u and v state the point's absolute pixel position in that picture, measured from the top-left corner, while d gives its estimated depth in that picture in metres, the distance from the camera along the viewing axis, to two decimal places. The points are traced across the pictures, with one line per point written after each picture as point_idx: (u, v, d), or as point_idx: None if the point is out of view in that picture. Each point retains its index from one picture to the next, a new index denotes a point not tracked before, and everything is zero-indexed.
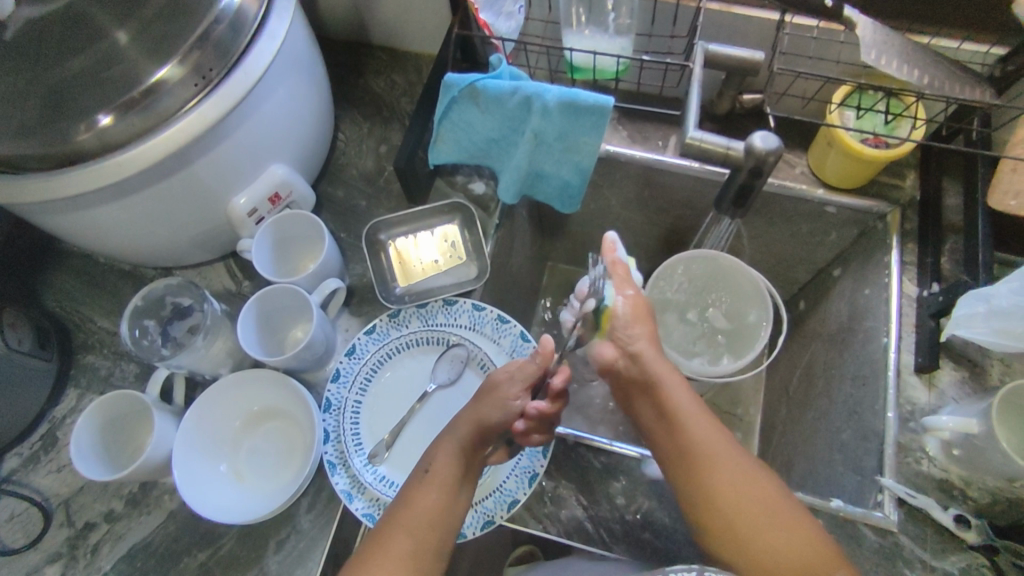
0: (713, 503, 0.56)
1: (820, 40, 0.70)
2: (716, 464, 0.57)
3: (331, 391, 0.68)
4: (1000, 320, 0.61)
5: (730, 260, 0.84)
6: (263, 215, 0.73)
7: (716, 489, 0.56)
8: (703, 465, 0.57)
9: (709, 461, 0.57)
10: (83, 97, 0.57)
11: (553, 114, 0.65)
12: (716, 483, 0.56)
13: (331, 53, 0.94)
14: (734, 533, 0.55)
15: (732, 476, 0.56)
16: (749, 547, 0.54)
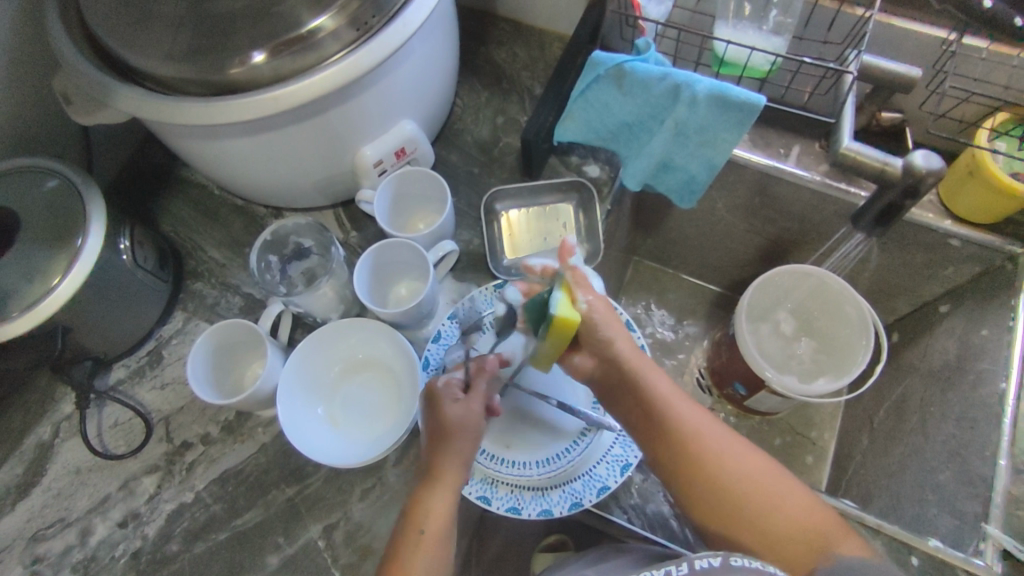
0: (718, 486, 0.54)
1: (987, 63, 0.66)
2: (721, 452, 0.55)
3: (430, 350, 0.68)
4: None
5: (824, 275, 0.80)
6: (386, 167, 0.74)
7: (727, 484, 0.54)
8: (703, 456, 0.54)
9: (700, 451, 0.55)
10: (243, 30, 0.57)
11: (699, 106, 0.63)
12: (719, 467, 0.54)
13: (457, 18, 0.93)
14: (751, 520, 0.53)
15: (732, 454, 0.55)
16: (753, 512, 0.53)
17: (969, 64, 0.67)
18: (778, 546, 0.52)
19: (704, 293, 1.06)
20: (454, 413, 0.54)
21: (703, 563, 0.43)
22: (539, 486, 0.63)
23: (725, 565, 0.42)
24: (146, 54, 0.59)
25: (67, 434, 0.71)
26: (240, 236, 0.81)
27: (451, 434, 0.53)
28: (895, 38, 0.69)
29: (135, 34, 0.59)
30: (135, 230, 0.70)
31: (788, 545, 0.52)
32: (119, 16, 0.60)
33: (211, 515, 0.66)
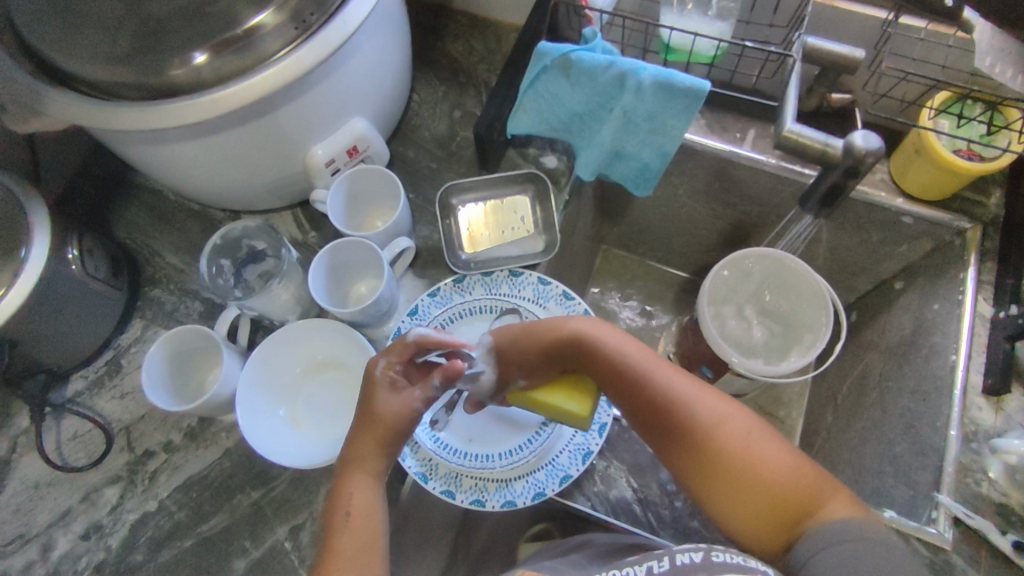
0: (701, 444, 0.51)
1: (926, 43, 0.68)
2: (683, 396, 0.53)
3: None
4: None
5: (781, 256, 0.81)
6: (340, 166, 0.73)
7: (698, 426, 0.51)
8: (688, 418, 0.52)
9: (674, 422, 0.52)
10: (182, 31, 0.56)
11: (646, 93, 0.63)
12: (702, 433, 0.51)
13: (412, 13, 0.93)
14: (728, 488, 0.50)
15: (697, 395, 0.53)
16: (731, 480, 0.50)
17: (909, 44, 0.68)
18: (756, 512, 0.50)
19: (671, 279, 1.07)
20: (382, 404, 0.54)
21: (684, 557, 0.40)
22: (502, 478, 0.64)
23: (706, 562, 0.40)
24: (81, 58, 0.57)
25: (25, 448, 0.70)
26: (198, 240, 0.80)
27: (383, 423, 0.53)
28: (837, 19, 0.70)
29: (69, 39, 0.58)
30: (85, 239, 0.69)
31: (760, 519, 0.49)
32: (50, 20, 0.58)
33: (176, 523, 0.66)
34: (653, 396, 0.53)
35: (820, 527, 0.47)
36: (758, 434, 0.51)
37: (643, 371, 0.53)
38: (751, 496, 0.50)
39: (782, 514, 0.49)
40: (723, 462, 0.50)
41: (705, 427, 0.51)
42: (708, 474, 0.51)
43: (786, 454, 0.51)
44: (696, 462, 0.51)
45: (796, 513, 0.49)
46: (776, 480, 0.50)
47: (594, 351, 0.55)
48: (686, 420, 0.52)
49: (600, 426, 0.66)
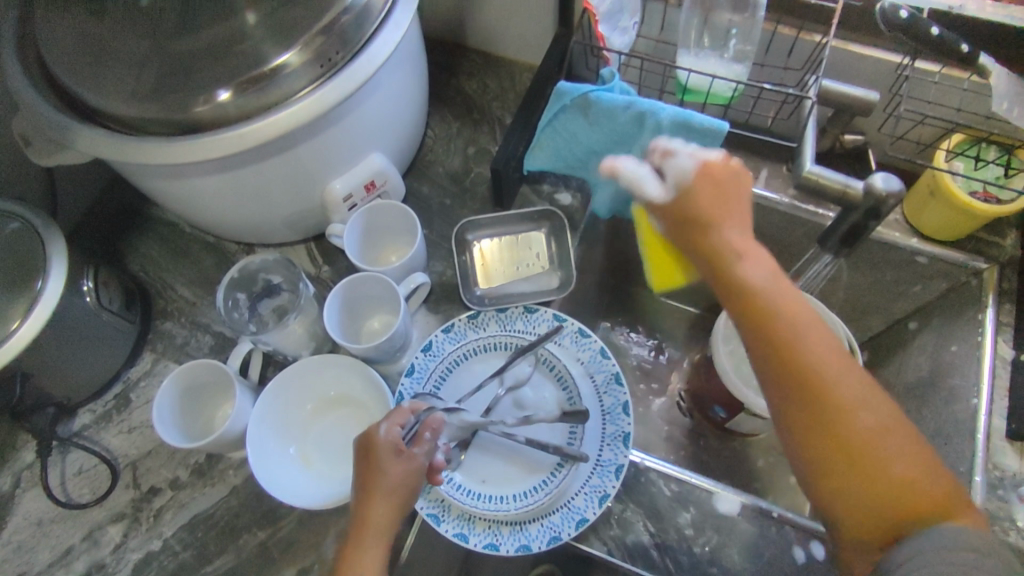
0: (844, 436, 0.43)
1: (940, 86, 0.69)
2: (840, 377, 0.43)
3: (404, 384, 0.68)
4: None
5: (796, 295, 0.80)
6: (356, 202, 0.73)
7: (844, 418, 0.43)
8: (837, 405, 0.43)
9: (827, 402, 0.43)
10: (207, 69, 0.57)
11: (664, 133, 0.64)
12: (846, 424, 0.43)
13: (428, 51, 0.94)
14: (852, 491, 0.44)
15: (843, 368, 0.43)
16: (868, 482, 0.43)
17: (924, 87, 0.69)
18: (873, 518, 0.44)
19: (681, 315, 1.06)
20: (395, 473, 0.53)
21: None
22: (516, 520, 0.62)
23: None
24: (107, 93, 0.58)
25: (28, 484, 0.68)
26: (210, 273, 0.79)
27: (392, 486, 0.53)
28: (851, 62, 0.71)
29: (97, 75, 0.58)
30: (100, 271, 0.69)
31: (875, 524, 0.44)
32: (75, 55, 0.59)
33: (180, 563, 0.64)
34: (809, 367, 0.43)
35: (937, 535, 0.43)
36: (901, 422, 0.44)
37: (802, 319, 0.43)
38: (876, 501, 0.43)
39: (898, 515, 0.43)
40: (856, 458, 0.43)
41: (853, 422, 0.43)
42: (842, 471, 0.43)
43: (920, 451, 0.44)
44: (832, 452, 0.43)
45: (913, 518, 0.43)
46: (911, 475, 0.43)
47: (760, 305, 0.43)
48: (835, 404, 0.43)
49: (616, 467, 0.64)
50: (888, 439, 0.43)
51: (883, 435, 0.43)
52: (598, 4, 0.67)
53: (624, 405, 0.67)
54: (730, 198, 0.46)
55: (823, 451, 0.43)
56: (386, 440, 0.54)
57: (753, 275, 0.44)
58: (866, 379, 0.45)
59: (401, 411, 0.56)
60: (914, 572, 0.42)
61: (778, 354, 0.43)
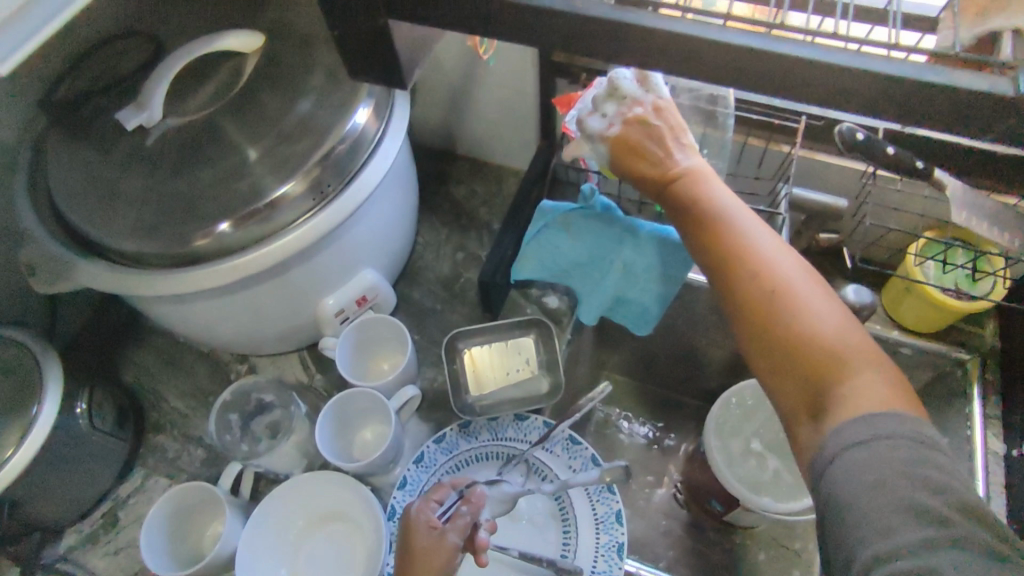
0: (754, 285, 0.45)
1: (903, 194, 0.72)
2: (761, 240, 0.47)
3: (395, 498, 0.67)
4: None
5: None
6: (348, 316, 0.75)
7: (759, 267, 0.46)
8: (742, 257, 0.47)
9: (738, 253, 0.47)
10: (209, 205, 0.61)
11: (644, 246, 0.67)
12: (754, 268, 0.46)
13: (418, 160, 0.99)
14: (771, 327, 0.44)
15: (777, 263, 0.46)
16: (779, 341, 0.44)
17: (888, 194, 0.73)
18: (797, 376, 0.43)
19: (673, 404, 1.07)
20: (429, 551, 0.52)
21: None
22: None
23: None
24: (112, 230, 0.61)
25: None
26: (204, 384, 0.80)
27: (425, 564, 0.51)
28: (817, 169, 0.75)
29: (101, 211, 0.62)
30: (95, 392, 0.70)
31: (794, 384, 0.43)
32: (81, 193, 0.62)
33: None
34: (727, 233, 0.48)
35: (851, 405, 0.40)
36: (856, 348, 0.42)
37: (729, 234, 0.48)
38: (788, 351, 0.43)
39: (817, 376, 0.42)
40: (767, 321, 0.44)
41: (776, 282, 0.45)
42: (750, 318, 0.45)
43: (879, 380, 0.41)
44: (745, 315, 0.45)
45: (838, 376, 0.42)
46: (845, 344, 0.42)
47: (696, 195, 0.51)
48: (745, 268, 0.46)
49: None
50: (810, 308, 0.44)
51: (814, 344, 0.43)
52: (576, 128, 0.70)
53: (617, 514, 0.66)
54: (660, 138, 0.53)
55: (736, 310, 0.46)
56: (419, 515, 0.54)
57: (715, 193, 0.50)
58: (832, 299, 0.45)
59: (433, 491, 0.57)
60: (833, 475, 0.39)
61: (703, 235, 0.49)
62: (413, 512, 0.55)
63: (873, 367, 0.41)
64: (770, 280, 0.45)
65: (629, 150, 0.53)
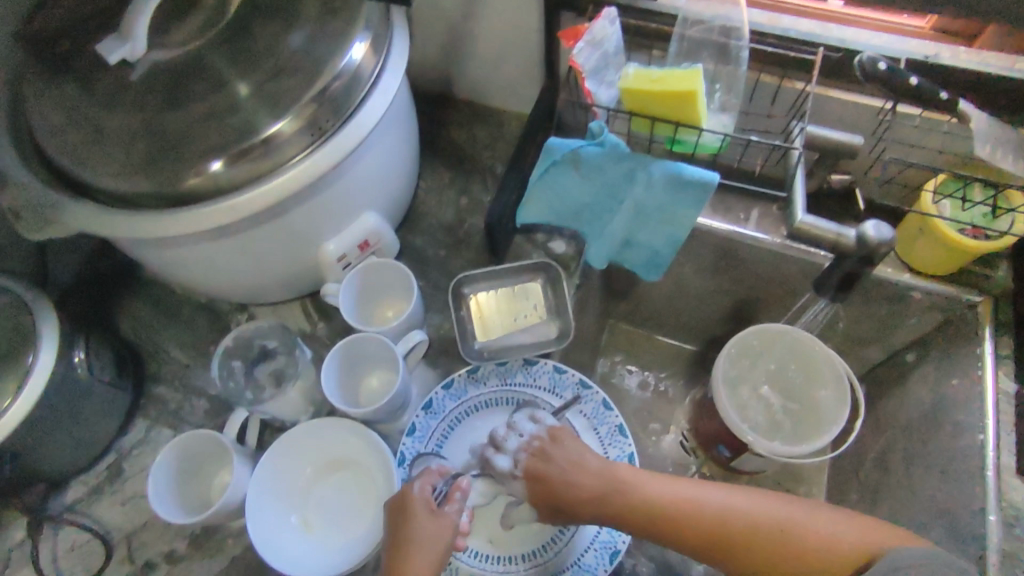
0: (713, 528, 0.55)
1: (920, 128, 0.70)
2: (685, 497, 0.56)
3: (405, 444, 0.67)
4: None
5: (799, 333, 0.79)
6: (351, 262, 0.73)
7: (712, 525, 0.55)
8: (704, 516, 0.55)
9: (688, 513, 0.56)
10: (202, 142, 0.58)
11: (655, 186, 0.64)
12: (711, 526, 0.55)
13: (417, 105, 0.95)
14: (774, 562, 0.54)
15: (729, 501, 0.56)
16: (753, 549, 0.55)
17: (905, 130, 0.71)
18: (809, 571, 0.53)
19: (679, 353, 1.06)
20: (427, 534, 0.52)
21: None
22: None
23: None
24: (100, 169, 0.58)
25: (19, 563, 0.67)
26: (204, 334, 0.79)
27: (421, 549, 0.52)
28: (832, 106, 0.72)
29: (89, 150, 0.59)
30: (92, 341, 0.68)
31: (799, 563, 0.54)
32: (68, 132, 0.59)
33: None
34: (647, 501, 0.56)
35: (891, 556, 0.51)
36: (809, 510, 0.56)
37: (675, 516, 0.56)
38: (780, 557, 0.54)
39: (809, 558, 0.53)
40: (750, 549, 0.55)
41: (721, 520, 0.55)
42: (732, 558, 0.55)
43: (828, 518, 0.55)
44: (730, 548, 0.55)
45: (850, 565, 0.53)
46: (819, 542, 0.54)
47: (628, 492, 0.56)
48: (697, 524, 0.55)
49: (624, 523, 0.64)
50: (733, 500, 0.56)
51: (791, 532, 0.54)
52: (585, 62, 0.67)
53: (629, 457, 0.66)
54: (569, 458, 0.57)
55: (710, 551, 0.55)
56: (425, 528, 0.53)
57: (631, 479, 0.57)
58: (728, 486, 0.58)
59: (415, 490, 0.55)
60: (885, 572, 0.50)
61: (648, 521, 0.56)
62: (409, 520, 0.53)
63: (841, 523, 0.54)
64: (728, 526, 0.55)
65: (543, 482, 0.57)
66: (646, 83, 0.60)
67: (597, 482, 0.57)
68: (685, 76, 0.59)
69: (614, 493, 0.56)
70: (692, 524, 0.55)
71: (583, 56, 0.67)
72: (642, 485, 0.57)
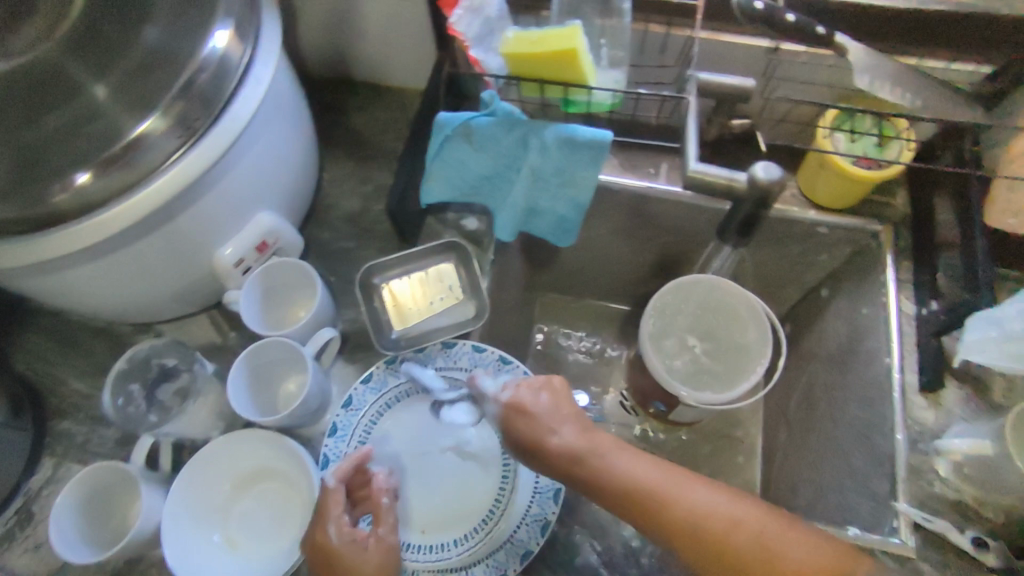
0: (680, 518, 0.48)
1: (808, 65, 0.71)
2: (659, 480, 0.50)
3: (328, 446, 0.65)
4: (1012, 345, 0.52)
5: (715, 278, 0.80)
6: (250, 265, 0.69)
7: (684, 516, 0.48)
8: (674, 505, 0.48)
9: (658, 496, 0.49)
10: (59, 155, 0.53)
11: (549, 150, 0.63)
12: (683, 514, 0.48)
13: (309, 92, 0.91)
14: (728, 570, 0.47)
15: (709, 497, 0.49)
16: (715, 553, 0.47)
17: (794, 68, 0.71)
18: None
19: (610, 315, 1.07)
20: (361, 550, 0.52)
21: None
22: (461, 564, 0.61)
23: None
24: None
25: None
26: (106, 360, 0.74)
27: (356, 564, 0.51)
28: (722, 51, 0.72)
29: None
30: None
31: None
32: None
33: None
34: (610, 471, 0.51)
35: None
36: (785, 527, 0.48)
37: (649, 497, 0.49)
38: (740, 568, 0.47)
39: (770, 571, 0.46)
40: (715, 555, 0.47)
41: (689, 515, 0.48)
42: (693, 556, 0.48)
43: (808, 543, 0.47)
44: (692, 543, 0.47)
45: None
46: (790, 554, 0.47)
47: (596, 463, 0.51)
48: (664, 506, 0.48)
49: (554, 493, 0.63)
50: (713, 503, 0.49)
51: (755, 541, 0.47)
52: (466, 30, 0.64)
53: None
54: (583, 427, 0.54)
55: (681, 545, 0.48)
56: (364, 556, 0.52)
57: (608, 458, 0.51)
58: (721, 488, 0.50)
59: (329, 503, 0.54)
60: None
61: (614, 491, 0.50)
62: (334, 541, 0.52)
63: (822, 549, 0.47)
64: (694, 523, 0.48)
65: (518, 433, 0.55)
66: (528, 46, 0.58)
67: (558, 448, 0.53)
68: (564, 35, 0.57)
69: (581, 456, 0.52)
70: (662, 507, 0.49)
71: (463, 24, 0.64)
72: (609, 458, 0.51)
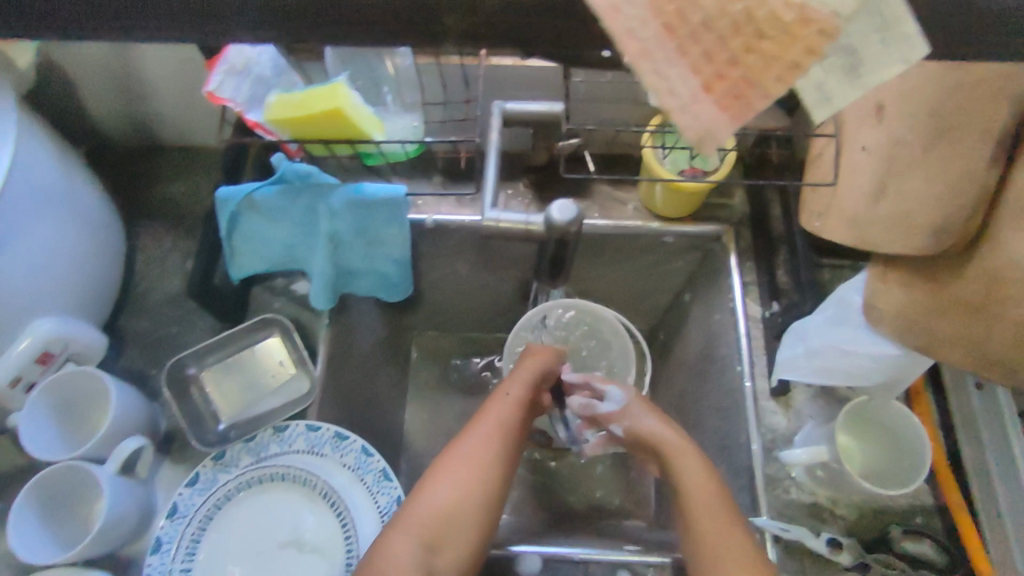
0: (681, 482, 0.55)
1: (613, 83, 0.68)
2: (678, 444, 0.58)
3: (150, 566, 0.59)
4: (821, 361, 0.54)
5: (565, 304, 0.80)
6: (34, 379, 0.61)
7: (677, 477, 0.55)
8: (683, 477, 0.55)
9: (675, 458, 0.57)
10: None
11: (342, 213, 0.59)
12: (686, 479, 0.55)
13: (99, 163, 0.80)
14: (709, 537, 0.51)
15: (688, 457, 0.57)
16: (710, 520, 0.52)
17: (600, 85, 0.69)
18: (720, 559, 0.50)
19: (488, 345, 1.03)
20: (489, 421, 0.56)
21: None
22: None
23: None
24: None
25: None
26: None
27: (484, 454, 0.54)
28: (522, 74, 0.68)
29: None
30: None
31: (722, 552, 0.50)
32: None
33: None
34: (654, 437, 0.60)
35: None
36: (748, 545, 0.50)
37: (678, 461, 0.56)
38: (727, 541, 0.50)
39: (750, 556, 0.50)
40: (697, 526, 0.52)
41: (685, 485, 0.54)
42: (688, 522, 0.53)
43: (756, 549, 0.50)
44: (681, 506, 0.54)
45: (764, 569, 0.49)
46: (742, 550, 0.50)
47: (636, 426, 0.61)
48: (687, 468, 0.56)
49: None
50: (706, 492, 0.53)
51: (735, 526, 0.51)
52: (233, 95, 0.55)
53: (399, 501, 0.63)
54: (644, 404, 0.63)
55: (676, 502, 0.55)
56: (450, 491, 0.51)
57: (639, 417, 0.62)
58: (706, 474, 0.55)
59: (496, 404, 0.57)
60: None
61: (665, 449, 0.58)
62: (450, 480, 0.51)
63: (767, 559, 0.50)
64: (678, 479, 0.55)
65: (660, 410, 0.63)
66: (291, 112, 0.51)
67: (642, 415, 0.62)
68: (325, 94, 0.51)
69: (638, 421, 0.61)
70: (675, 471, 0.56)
71: (227, 89, 0.55)
72: (656, 432, 0.60)
